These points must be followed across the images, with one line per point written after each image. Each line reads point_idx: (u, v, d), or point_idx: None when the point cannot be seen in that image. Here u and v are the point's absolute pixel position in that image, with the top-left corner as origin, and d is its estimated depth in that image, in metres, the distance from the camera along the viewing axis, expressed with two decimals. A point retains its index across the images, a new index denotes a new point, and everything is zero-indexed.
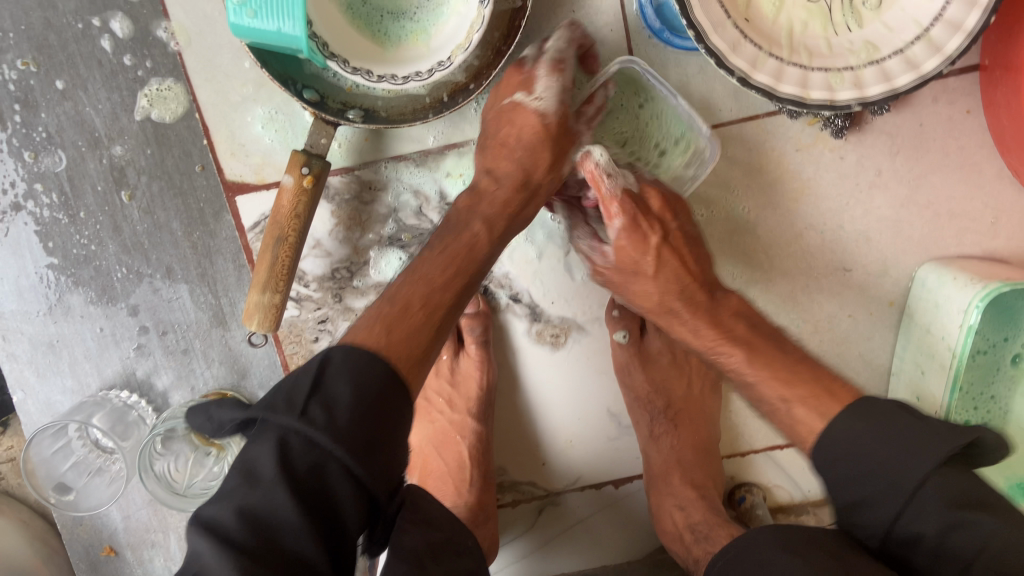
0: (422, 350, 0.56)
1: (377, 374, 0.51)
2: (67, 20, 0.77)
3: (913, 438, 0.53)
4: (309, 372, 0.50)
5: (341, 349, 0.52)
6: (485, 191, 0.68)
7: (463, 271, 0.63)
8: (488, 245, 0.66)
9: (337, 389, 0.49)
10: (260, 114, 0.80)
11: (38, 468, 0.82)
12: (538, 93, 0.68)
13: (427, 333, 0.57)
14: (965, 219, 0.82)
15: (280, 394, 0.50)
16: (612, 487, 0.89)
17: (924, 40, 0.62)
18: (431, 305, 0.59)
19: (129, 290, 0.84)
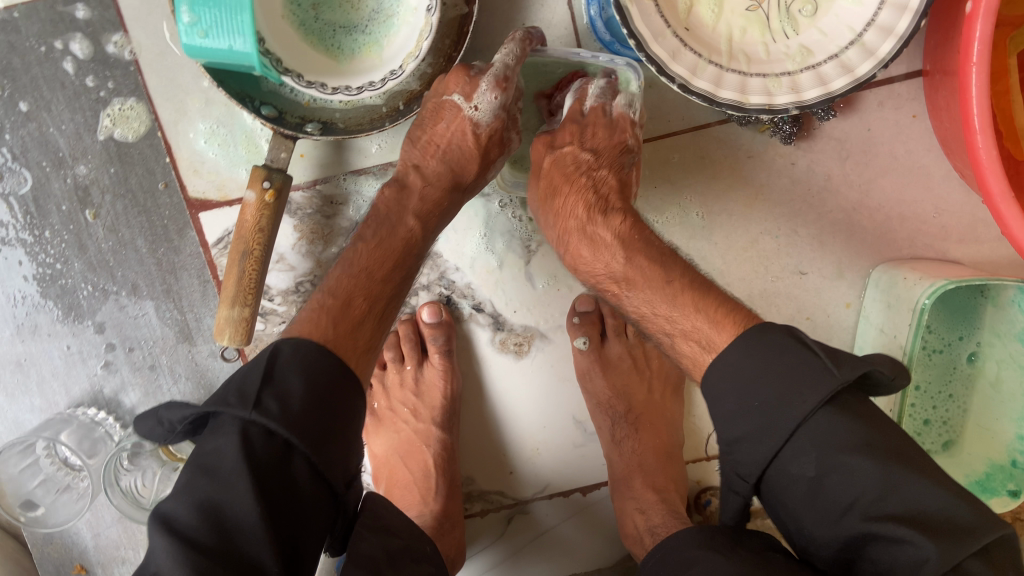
0: (365, 343, 0.65)
1: (323, 364, 0.59)
2: (30, 43, 0.79)
3: (796, 376, 0.54)
4: (262, 368, 0.57)
5: (288, 342, 0.59)
6: (413, 187, 0.71)
7: (401, 265, 0.70)
8: (423, 239, 0.71)
9: (290, 383, 0.56)
10: (201, 129, 0.81)
11: (6, 486, 0.82)
12: (475, 102, 0.69)
13: (368, 327, 0.66)
14: (915, 221, 0.84)
15: (238, 387, 0.55)
16: (580, 495, 0.89)
17: (858, 45, 0.64)
18: (374, 298, 0.67)
19: (95, 308, 0.85)
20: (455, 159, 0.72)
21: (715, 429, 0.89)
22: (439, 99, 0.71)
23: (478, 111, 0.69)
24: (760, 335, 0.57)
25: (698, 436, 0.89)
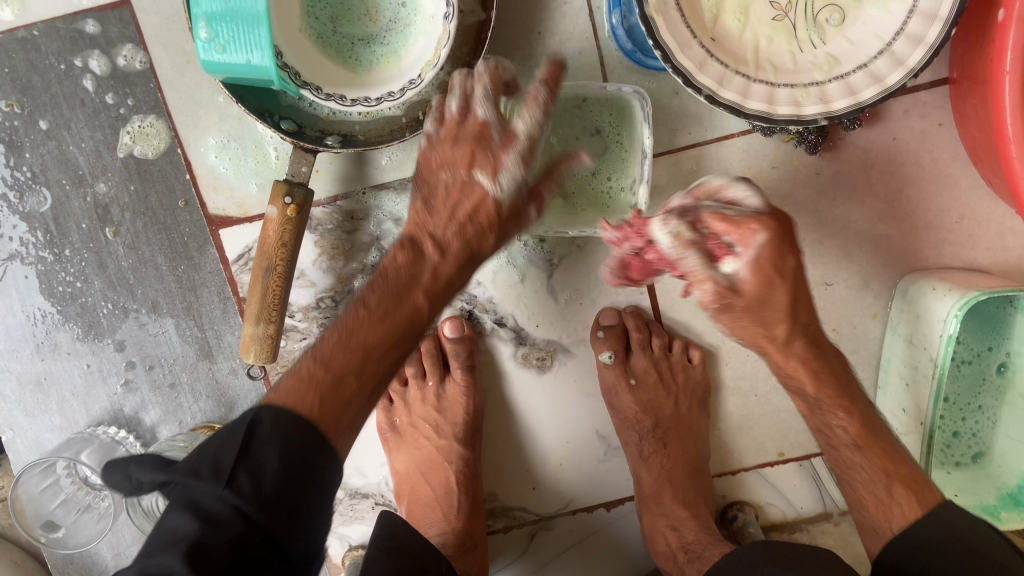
0: (355, 425, 0.57)
1: (303, 447, 0.51)
2: (50, 61, 0.79)
3: (976, 546, 0.59)
4: (240, 438, 0.50)
5: (271, 411, 0.52)
6: (428, 246, 0.64)
7: (392, 320, 0.60)
8: (428, 314, 0.62)
9: (264, 456, 0.50)
10: (212, 144, 0.80)
11: (27, 507, 0.81)
12: (501, 178, 0.64)
13: (357, 406, 0.56)
14: (942, 231, 0.83)
15: (212, 460, 0.49)
16: (604, 510, 0.88)
17: (888, 54, 0.63)
18: (360, 376, 0.57)
19: (115, 325, 0.84)
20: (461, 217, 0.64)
21: (740, 442, 0.87)
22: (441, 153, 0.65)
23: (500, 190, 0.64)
24: (928, 527, 0.62)
25: (723, 450, 0.88)
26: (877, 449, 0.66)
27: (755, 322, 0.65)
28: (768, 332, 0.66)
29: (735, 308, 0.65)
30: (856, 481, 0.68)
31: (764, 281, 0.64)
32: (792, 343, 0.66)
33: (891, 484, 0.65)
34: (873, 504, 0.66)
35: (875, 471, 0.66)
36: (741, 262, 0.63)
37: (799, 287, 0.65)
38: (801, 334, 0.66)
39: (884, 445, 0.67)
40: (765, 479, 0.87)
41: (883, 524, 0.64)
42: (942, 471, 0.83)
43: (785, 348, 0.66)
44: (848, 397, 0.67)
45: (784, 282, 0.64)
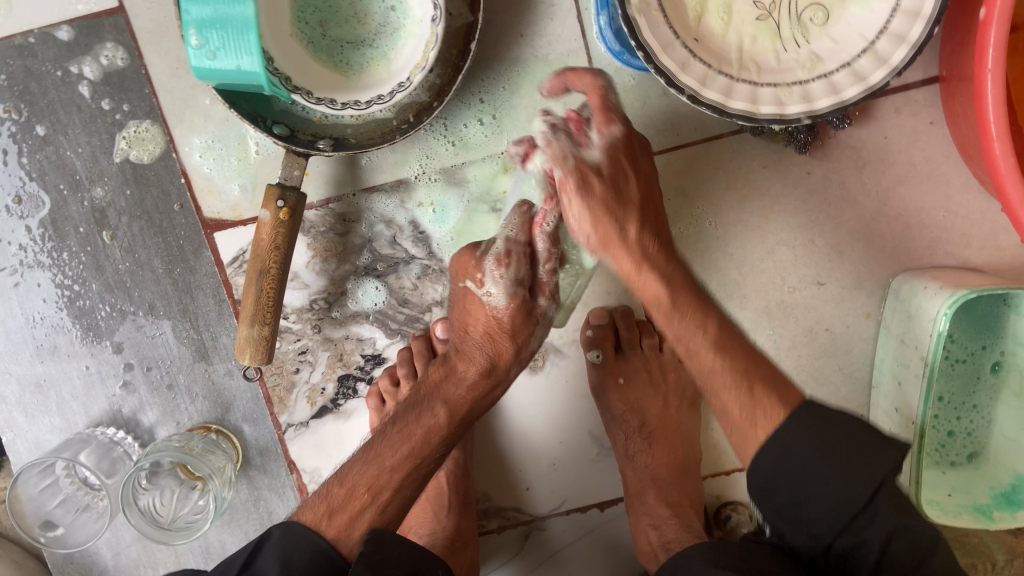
0: (365, 535, 0.65)
1: (302, 559, 0.62)
2: (47, 67, 0.80)
3: (862, 460, 0.55)
4: (247, 551, 0.62)
5: (280, 526, 0.64)
6: (454, 372, 0.74)
7: (416, 454, 0.69)
8: (446, 431, 0.71)
9: (266, 566, 0.61)
10: (197, 144, 0.82)
11: (26, 507, 0.82)
12: (486, 288, 0.74)
13: (368, 519, 0.65)
14: (936, 230, 0.82)
15: (227, 567, 0.62)
16: (598, 510, 0.88)
17: (871, 53, 0.64)
18: (379, 488, 0.67)
19: (113, 328, 0.85)
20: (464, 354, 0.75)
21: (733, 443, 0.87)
22: (472, 293, 0.75)
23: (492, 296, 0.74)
24: (786, 427, 0.58)
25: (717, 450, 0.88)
26: (737, 348, 0.64)
27: (610, 208, 0.68)
28: (619, 226, 0.68)
29: (592, 186, 0.67)
30: (716, 387, 0.63)
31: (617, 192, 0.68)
32: (644, 238, 0.69)
33: (750, 383, 0.62)
34: (734, 407, 0.62)
35: (736, 370, 0.63)
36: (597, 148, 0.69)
37: (647, 192, 0.70)
38: (649, 229, 0.70)
39: (747, 356, 0.64)
40: None
41: (748, 427, 0.61)
42: (935, 472, 0.83)
43: (646, 255, 0.69)
44: (707, 306, 0.67)
45: (633, 172, 0.70)
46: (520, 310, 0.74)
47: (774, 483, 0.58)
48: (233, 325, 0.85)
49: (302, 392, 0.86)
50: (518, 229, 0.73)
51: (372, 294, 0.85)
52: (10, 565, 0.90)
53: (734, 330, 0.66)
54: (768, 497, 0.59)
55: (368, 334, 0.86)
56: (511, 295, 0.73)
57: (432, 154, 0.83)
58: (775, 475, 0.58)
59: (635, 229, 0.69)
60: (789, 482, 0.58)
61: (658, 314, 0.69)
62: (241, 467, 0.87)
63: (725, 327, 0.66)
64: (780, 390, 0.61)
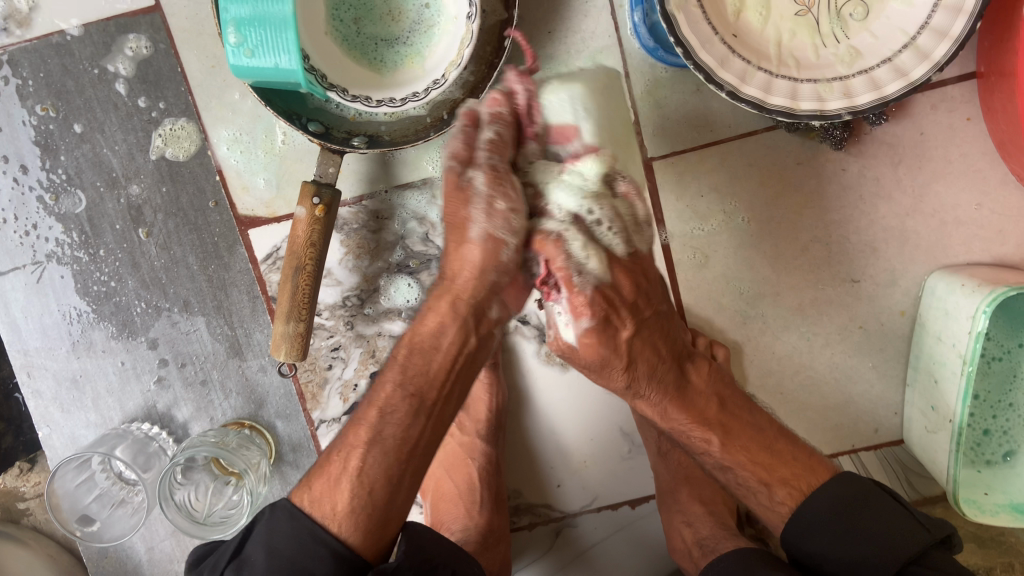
0: (343, 506, 0.60)
1: (289, 546, 0.59)
2: (83, 66, 0.81)
3: (898, 534, 0.62)
4: (237, 541, 0.61)
5: (270, 507, 0.62)
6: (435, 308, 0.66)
7: (380, 406, 0.63)
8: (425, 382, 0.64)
9: (253, 555, 0.59)
10: (224, 136, 0.82)
11: (62, 501, 0.83)
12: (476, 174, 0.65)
13: (345, 486, 0.61)
14: (972, 227, 0.82)
15: (220, 557, 0.61)
16: (628, 508, 0.88)
17: (912, 48, 0.63)
18: (347, 454, 0.62)
19: (148, 324, 0.86)
20: (444, 278, 0.67)
21: None
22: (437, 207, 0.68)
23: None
24: (806, 508, 0.66)
25: None
26: (746, 459, 0.68)
27: (611, 323, 0.67)
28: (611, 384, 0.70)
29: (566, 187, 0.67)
30: (738, 463, 0.68)
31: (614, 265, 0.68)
32: (646, 396, 0.70)
33: (768, 487, 0.67)
34: (758, 507, 0.69)
35: (750, 463, 0.68)
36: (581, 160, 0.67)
37: (636, 347, 0.69)
38: (648, 377, 0.69)
39: (755, 455, 0.68)
40: None
41: (773, 499, 0.67)
42: (971, 470, 0.81)
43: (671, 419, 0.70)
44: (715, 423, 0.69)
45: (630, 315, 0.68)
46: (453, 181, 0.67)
47: (808, 555, 0.65)
48: (267, 322, 0.86)
49: (334, 389, 0.87)
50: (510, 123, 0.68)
51: (404, 291, 0.85)
52: (46, 558, 0.92)
53: (759, 428, 0.69)
54: (800, 568, 0.66)
55: (400, 331, 0.86)
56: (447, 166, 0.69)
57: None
58: (813, 554, 0.65)
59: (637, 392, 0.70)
60: (825, 564, 0.64)
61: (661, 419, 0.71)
62: (274, 463, 0.87)
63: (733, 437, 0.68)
64: (811, 466, 0.68)
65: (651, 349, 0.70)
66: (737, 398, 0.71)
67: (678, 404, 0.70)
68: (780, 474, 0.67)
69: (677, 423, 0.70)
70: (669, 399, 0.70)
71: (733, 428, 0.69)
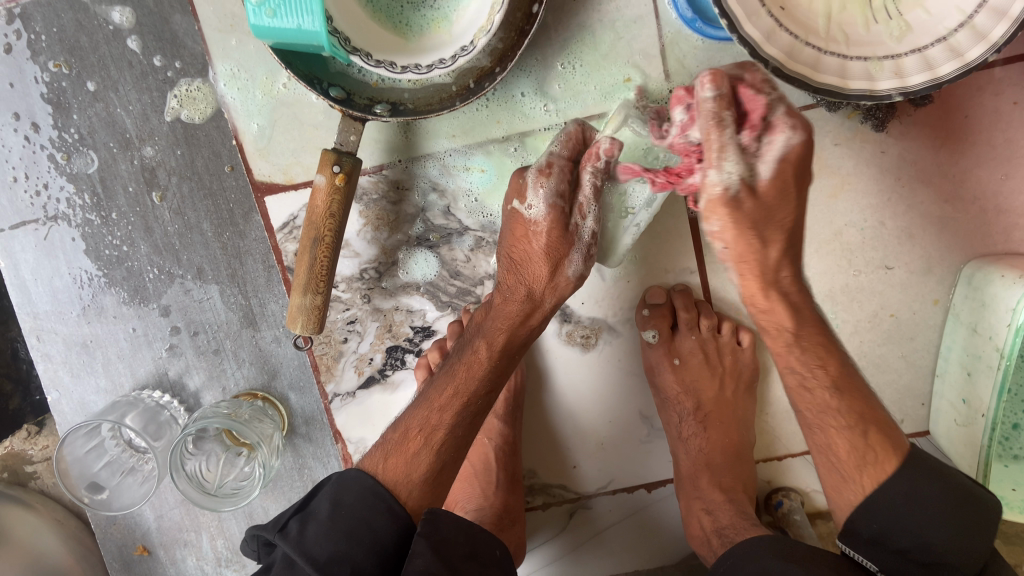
0: (422, 475, 0.65)
1: (359, 499, 0.63)
2: (97, 21, 0.78)
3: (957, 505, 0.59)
4: (301, 500, 0.64)
5: (337, 474, 0.66)
6: (496, 305, 0.72)
7: (463, 393, 0.68)
8: (499, 361, 0.70)
9: (317, 507, 0.62)
10: (221, 71, 0.79)
11: (71, 467, 0.81)
12: (528, 203, 0.70)
13: (425, 458, 0.65)
14: (1013, 216, 0.79)
15: (282, 516, 0.64)
16: (644, 491, 0.87)
17: (968, 27, 0.60)
18: (430, 431, 0.66)
19: (161, 290, 0.84)
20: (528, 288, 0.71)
21: (788, 428, 0.85)
22: (529, 224, 0.71)
23: (531, 209, 0.70)
24: (908, 477, 0.60)
25: (770, 435, 0.86)
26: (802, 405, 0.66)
27: (752, 230, 0.58)
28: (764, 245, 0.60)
29: (727, 216, 0.58)
30: (825, 425, 0.63)
31: (778, 201, 0.58)
32: (782, 274, 0.62)
33: (866, 431, 0.62)
34: (818, 440, 0.64)
35: (852, 413, 0.63)
36: (769, 164, 0.56)
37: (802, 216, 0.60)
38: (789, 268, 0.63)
39: (845, 378, 0.64)
40: (811, 466, 0.85)
41: (854, 475, 0.62)
42: (998, 467, 0.78)
43: (775, 284, 0.62)
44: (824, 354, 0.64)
45: (795, 201, 0.59)
46: (559, 223, 0.69)
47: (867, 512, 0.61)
48: (282, 292, 0.84)
49: (349, 362, 0.85)
50: (563, 146, 0.71)
51: (423, 265, 0.83)
52: (52, 522, 0.91)
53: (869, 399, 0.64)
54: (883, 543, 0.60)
55: (418, 306, 0.84)
56: (550, 207, 0.69)
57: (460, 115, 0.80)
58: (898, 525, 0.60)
59: (775, 265, 0.61)
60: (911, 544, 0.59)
61: (772, 342, 0.65)
62: (287, 435, 0.86)
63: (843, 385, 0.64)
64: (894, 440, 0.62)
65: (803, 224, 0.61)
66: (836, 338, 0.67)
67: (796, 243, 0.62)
68: (874, 417, 0.63)
69: (786, 353, 0.65)
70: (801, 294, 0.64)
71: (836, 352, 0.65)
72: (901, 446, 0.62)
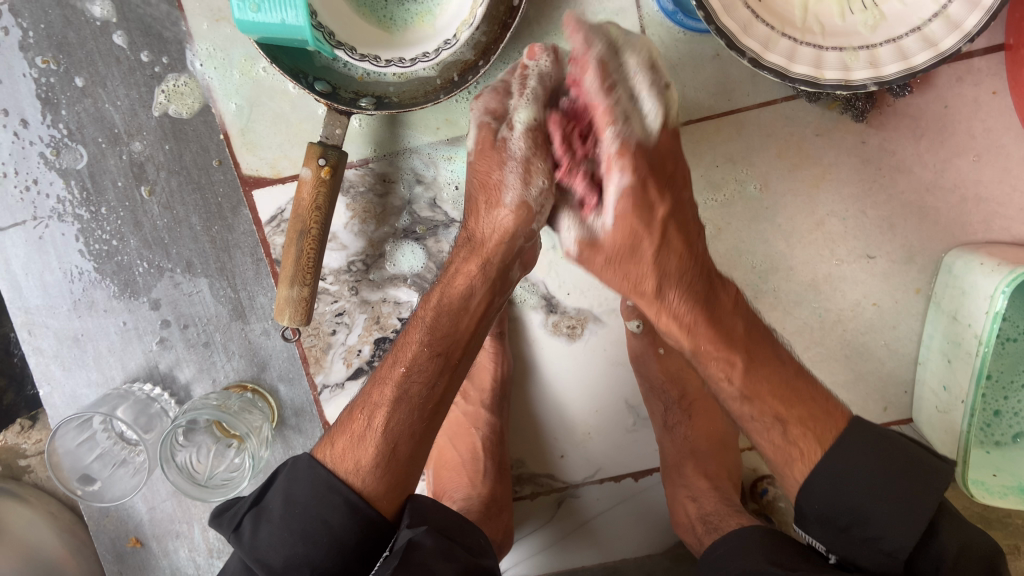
0: (370, 459, 0.65)
1: (308, 495, 0.63)
2: (85, 18, 0.79)
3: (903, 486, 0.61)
4: (257, 492, 0.65)
5: (290, 460, 0.66)
6: (456, 261, 0.70)
7: (405, 360, 0.68)
8: (444, 318, 0.69)
9: (272, 504, 0.63)
10: (199, 51, 0.80)
11: (63, 460, 0.82)
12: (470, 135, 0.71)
13: (370, 441, 0.65)
14: (993, 204, 0.80)
15: (241, 507, 0.65)
16: (632, 479, 0.88)
17: (942, 17, 0.61)
18: (373, 407, 0.67)
19: (151, 284, 0.85)
20: (471, 237, 0.70)
21: None
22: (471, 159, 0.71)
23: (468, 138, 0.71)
24: (841, 453, 0.64)
25: None
26: (764, 391, 0.66)
27: (656, 299, 0.69)
28: (637, 280, 0.69)
29: (594, 261, 0.71)
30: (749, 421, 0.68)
31: (643, 235, 0.67)
32: (666, 295, 0.69)
33: (784, 424, 0.66)
34: (768, 446, 0.67)
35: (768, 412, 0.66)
36: (609, 216, 0.68)
37: (666, 233, 0.68)
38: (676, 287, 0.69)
39: (774, 387, 0.66)
40: None
41: (785, 469, 0.66)
42: (980, 451, 0.79)
43: (661, 301, 0.69)
44: (729, 347, 0.67)
45: (650, 233, 0.68)
46: (489, 140, 0.69)
47: (811, 495, 0.64)
48: (271, 285, 0.85)
49: (338, 354, 0.86)
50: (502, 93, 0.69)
51: (410, 257, 0.84)
52: (45, 515, 0.92)
53: (780, 359, 0.68)
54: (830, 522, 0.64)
55: (405, 298, 0.84)
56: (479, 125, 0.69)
57: (444, 109, 0.81)
58: (850, 483, 0.63)
59: (652, 288, 0.69)
60: (854, 521, 0.62)
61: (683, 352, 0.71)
62: (276, 427, 0.87)
63: (754, 367, 0.67)
64: (826, 407, 0.66)
65: (680, 237, 0.68)
66: (762, 329, 0.69)
67: (703, 318, 0.68)
68: (797, 410, 0.65)
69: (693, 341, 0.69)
70: (697, 315, 0.68)
71: (754, 350, 0.67)
72: (834, 417, 0.65)
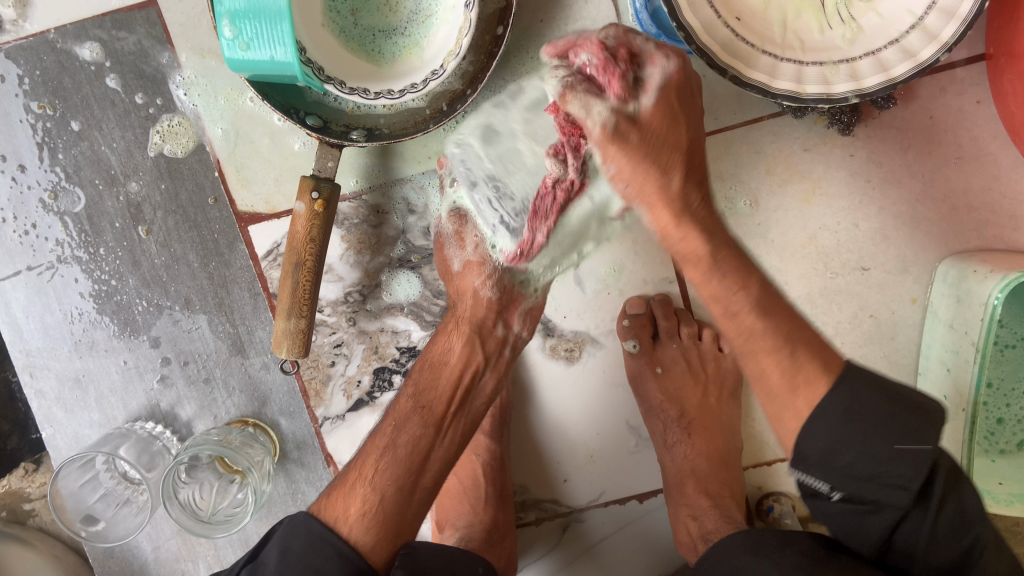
0: (357, 509, 0.64)
1: (307, 545, 0.61)
2: (80, 63, 0.81)
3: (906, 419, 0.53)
4: (253, 548, 0.63)
5: (285, 521, 0.64)
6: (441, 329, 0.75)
7: (397, 421, 0.69)
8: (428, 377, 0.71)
9: (267, 557, 0.61)
10: (183, 79, 0.81)
11: (66, 501, 0.82)
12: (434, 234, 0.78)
13: (358, 492, 0.65)
14: (983, 212, 0.80)
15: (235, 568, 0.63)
16: (636, 502, 0.87)
17: (919, 28, 0.62)
18: (363, 467, 0.67)
19: (150, 322, 0.86)
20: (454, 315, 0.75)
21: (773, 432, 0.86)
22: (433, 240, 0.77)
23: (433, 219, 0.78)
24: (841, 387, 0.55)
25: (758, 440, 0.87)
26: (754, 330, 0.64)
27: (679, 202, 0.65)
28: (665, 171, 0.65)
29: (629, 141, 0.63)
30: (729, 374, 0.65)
31: (667, 131, 0.64)
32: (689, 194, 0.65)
33: (793, 346, 0.58)
34: None
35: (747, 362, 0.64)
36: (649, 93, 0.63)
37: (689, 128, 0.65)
38: (695, 189, 0.66)
39: None
40: None
41: (790, 397, 0.57)
42: (985, 459, 0.79)
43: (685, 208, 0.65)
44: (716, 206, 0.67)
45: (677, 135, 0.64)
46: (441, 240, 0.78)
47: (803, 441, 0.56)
48: (270, 319, 0.85)
49: (338, 385, 0.86)
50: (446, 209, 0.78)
51: (406, 286, 0.85)
52: (50, 558, 0.92)
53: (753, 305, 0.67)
54: (827, 461, 0.54)
55: (403, 326, 0.85)
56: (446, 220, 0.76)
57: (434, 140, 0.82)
58: (856, 420, 0.53)
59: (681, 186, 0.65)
60: (859, 456, 0.53)
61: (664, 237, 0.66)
62: (278, 461, 0.87)
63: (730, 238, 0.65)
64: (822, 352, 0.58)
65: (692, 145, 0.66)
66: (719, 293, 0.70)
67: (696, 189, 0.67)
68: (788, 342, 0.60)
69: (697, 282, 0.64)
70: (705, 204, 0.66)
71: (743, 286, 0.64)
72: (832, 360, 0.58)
